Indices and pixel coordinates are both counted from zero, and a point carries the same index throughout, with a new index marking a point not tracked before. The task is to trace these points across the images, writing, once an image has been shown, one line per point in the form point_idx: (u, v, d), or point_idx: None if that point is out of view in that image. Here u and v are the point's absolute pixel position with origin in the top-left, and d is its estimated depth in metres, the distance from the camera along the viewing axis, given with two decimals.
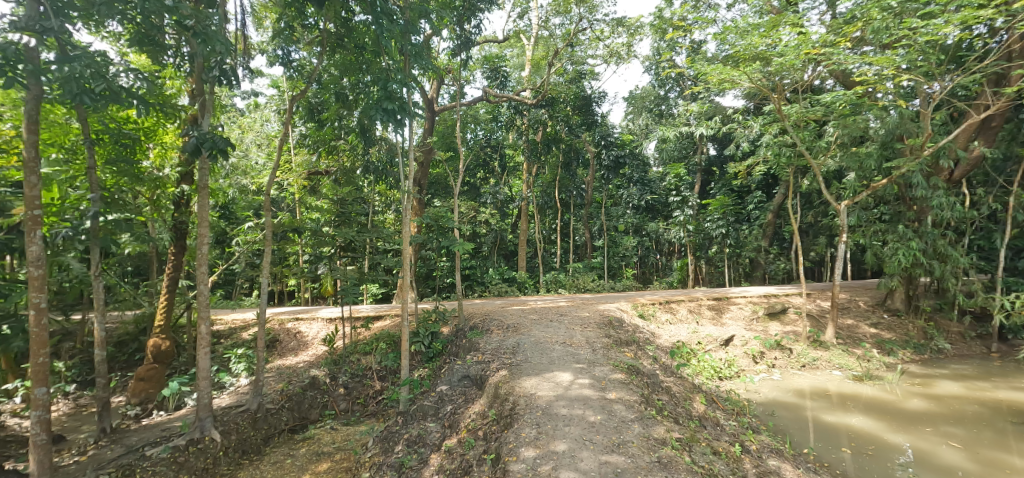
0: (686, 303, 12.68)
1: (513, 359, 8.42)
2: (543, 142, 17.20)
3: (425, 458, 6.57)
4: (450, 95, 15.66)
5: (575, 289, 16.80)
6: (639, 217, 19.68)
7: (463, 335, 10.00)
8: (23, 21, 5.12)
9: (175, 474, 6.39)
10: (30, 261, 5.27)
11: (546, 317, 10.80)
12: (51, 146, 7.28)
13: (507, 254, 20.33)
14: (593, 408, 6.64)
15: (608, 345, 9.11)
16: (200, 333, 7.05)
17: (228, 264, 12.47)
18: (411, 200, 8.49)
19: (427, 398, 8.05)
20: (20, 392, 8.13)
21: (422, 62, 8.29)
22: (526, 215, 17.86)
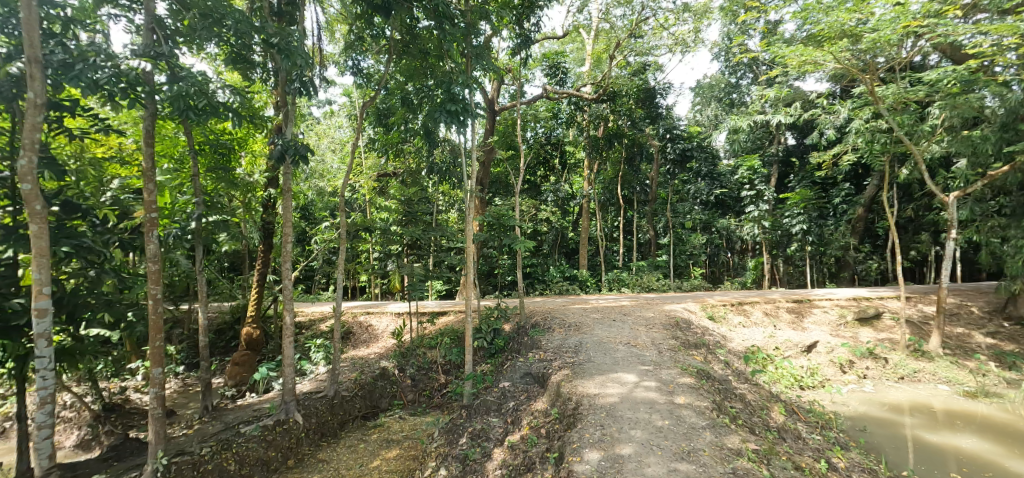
0: (761, 305, 12.11)
1: (576, 358, 8.44)
2: (604, 137, 16.95)
3: (488, 452, 6.74)
4: (510, 94, 15.88)
5: (639, 288, 16.48)
6: (707, 213, 19.07)
7: (525, 332, 10.15)
8: (141, 48, 5.77)
9: (266, 453, 6.92)
10: (148, 258, 5.91)
11: (609, 316, 10.72)
12: (163, 157, 8.28)
13: (568, 251, 20.35)
14: (661, 413, 6.56)
15: (675, 347, 8.90)
16: (286, 323, 7.57)
17: (308, 261, 13.36)
18: (473, 200, 8.68)
19: (490, 393, 8.28)
20: (140, 370, 9.39)
21: (483, 63, 8.61)
22: (588, 212, 17.78)
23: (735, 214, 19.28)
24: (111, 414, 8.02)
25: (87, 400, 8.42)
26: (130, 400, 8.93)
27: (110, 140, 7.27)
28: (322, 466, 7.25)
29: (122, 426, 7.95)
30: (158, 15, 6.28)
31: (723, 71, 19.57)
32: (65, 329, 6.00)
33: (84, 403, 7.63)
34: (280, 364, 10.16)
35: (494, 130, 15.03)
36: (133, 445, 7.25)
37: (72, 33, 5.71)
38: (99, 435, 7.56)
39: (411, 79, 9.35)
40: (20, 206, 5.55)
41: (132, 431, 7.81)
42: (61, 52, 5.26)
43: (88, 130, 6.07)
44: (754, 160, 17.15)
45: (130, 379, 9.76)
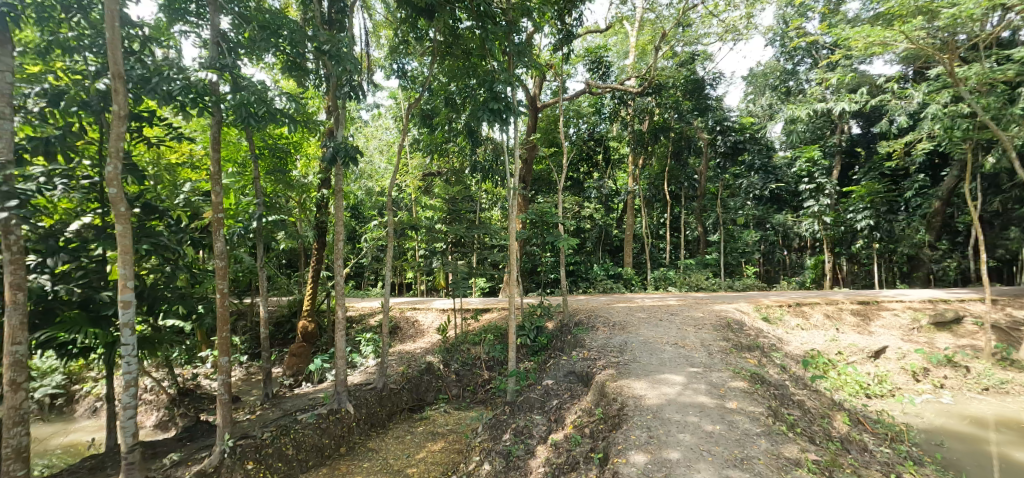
0: (822, 306, 11.58)
1: (621, 358, 8.38)
2: (650, 131, 16.64)
3: (532, 450, 6.82)
4: (552, 90, 15.83)
5: (688, 288, 16.04)
6: (762, 209, 18.40)
7: (568, 331, 10.15)
8: (208, 61, 6.22)
9: (321, 439, 7.30)
10: (216, 255, 6.33)
11: (656, 316, 10.57)
12: (228, 162, 8.85)
13: (612, 249, 20.15)
14: (711, 417, 6.44)
15: (726, 349, 8.67)
16: (338, 317, 7.91)
17: (359, 258, 13.85)
18: (516, 196, 8.74)
19: (534, 391, 8.35)
20: (209, 359, 10.07)
21: (524, 61, 8.65)
22: (633, 209, 17.50)
23: (792, 209, 18.43)
24: (185, 397, 8.71)
25: (164, 384, 9.14)
26: (201, 386, 9.61)
27: (182, 147, 7.85)
28: (371, 455, 7.55)
29: (193, 409, 8.58)
30: (221, 29, 6.71)
31: (778, 57, 18.75)
32: (145, 320, 6.55)
33: (162, 388, 8.29)
34: (333, 356, 10.62)
35: (536, 127, 15.05)
36: (204, 427, 7.79)
37: (149, 50, 6.22)
38: (175, 417, 8.24)
39: (455, 80, 9.53)
40: (108, 208, 6.11)
41: (202, 415, 8.41)
42: (141, 68, 5.75)
43: (164, 138, 6.60)
44: (813, 149, 16.27)
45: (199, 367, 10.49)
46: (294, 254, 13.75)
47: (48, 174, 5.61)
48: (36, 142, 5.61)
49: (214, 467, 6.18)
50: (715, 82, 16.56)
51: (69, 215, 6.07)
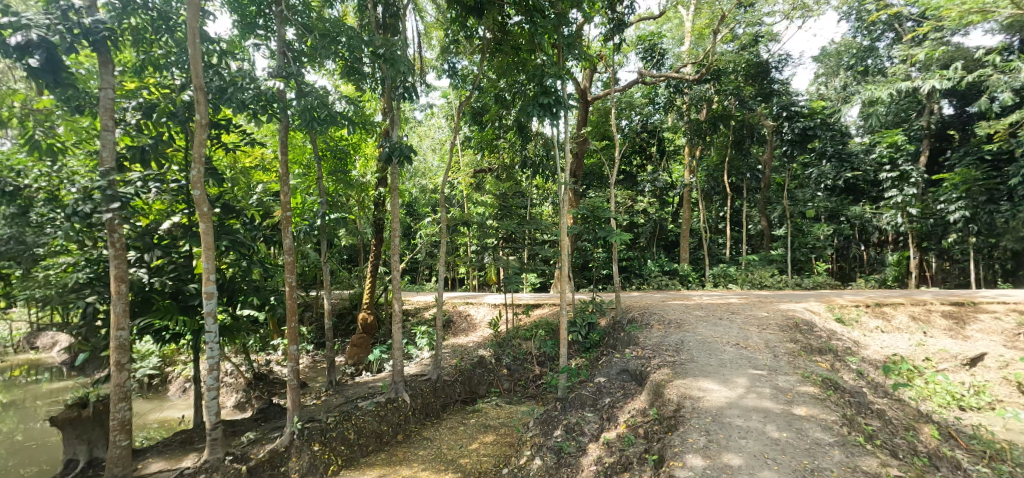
0: (907, 307, 10.66)
1: (677, 357, 8.22)
2: (708, 121, 16.04)
3: (583, 447, 6.84)
4: (603, 82, 15.63)
5: (749, 285, 15.31)
6: (836, 201, 17.06)
7: (621, 328, 10.05)
8: (275, 70, 6.63)
9: (379, 427, 7.65)
10: (285, 252, 6.74)
11: (714, 315, 10.24)
12: (295, 164, 9.42)
13: (667, 244, 19.72)
14: (777, 424, 6.22)
15: (793, 352, 8.29)
16: (395, 310, 8.23)
17: (414, 253, 14.29)
18: (567, 191, 8.74)
19: (585, 387, 8.37)
20: (281, 346, 10.82)
21: (574, 53, 8.51)
22: (689, 203, 16.99)
23: (871, 201, 17.08)
24: (260, 382, 9.43)
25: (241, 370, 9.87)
26: (273, 372, 10.33)
27: (253, 152, 8.45)
28: (426, 443, 7.83)
29: (267, 393, 9.28)
30: (287, 40, 7.15)
31: (853, 34, 17.53)
32: (226, 309, 7.12)
33: (240, 373, 8.99)
34: (390, 348, 11.06)
35: (587, 120, 14.95)
36: (276, 410, 8.41)
37: (225, 63, 6.72)
38: (251, 400, 8.94)
39: (503, 76, 9.67)
40: (192, 208, 6.67)
41: (274, 399, 9.02)
42: (218, 80, 6.24)
43: (239, 144, 7.13)
44: (897, 134, 15.42)
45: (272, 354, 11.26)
46: (355, 250, 14.36)
47: (143, 180, 6.20)
48: (133, 151, 6.23)
49: (284, 447, 6.62)
50: (782, 64, 15.56)
51: (162, 215, 6.67)
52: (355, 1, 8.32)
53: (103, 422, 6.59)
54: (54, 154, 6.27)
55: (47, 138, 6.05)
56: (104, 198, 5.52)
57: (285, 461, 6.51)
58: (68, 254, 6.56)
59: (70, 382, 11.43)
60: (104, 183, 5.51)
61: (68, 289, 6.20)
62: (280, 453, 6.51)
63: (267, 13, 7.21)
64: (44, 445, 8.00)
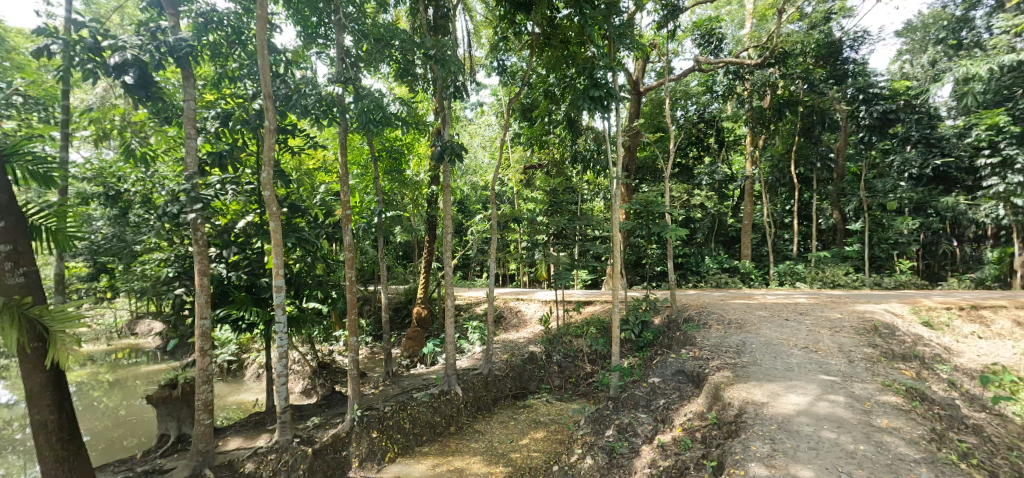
0: (1006, 311, 9.73)
1: (738, 359, 7.96)
2: (773, 107, 15.18)
3: (636, 449, 6.76)
4: (656, 71, 15.21)
5: (820, 284, 14.48)
6: (922, 192, 15.34)
7: (677, 327, 9.83)
8: (335, 75, 6.95)
9: (433, 417, 7.92)
10: (345, 248, 7.06)
11: (779, 315, 9.80)
12: (353, 165, 9.87)
13: (727, 240, 19.04)
14: (854, 435, 5.90)
15: (871, 357, 7.82)
16: (447, 305, 8.43)
17: (466, 249, 14.54)
18: (619, 185, 8.63)
19: (639, 388, 8.27)
20: (342, 338, 11.33)
21: (626, 42, 8.42)
22: (751, 196, 16.26)
23: (967, 191, 15.19)
24: (324, 371, 9.97)
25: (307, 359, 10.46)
26: (336, 362, 10.87)
27: (316, 154, 8.94)
28: (478, 436, 8.01)
29: (330, 382, 9.80)
30: (345, 47, 7.52)
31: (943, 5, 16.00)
32: (293, 302, 7.56)
33: (306, 362, 9.54)
34: (443, 341, 11.39)
35: (640, 111, 14.62)
36: (339, 398, 8.87)
37: (289, 71, 7.14)
38: (315, 388, 9.47)
39: (553, 71, 9.69)
40: (264, 208, 7.12)
41: (337, 389, 9.52)
42: (284, 87, 6.64)
43: (303, 147, 7.56)
44: (999, 114, 13.50)
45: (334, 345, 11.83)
46: (409, 246, 14.81)
47: (221, 183, 6.69)
48: (213, 156, 6.74)
49: (346, 433, 6.99)
50: (858, 42, 14.57)
51: (237, 215, 7.16)
52: (408, 5, 8.62)
53: (190, 402, 7.18)
54: (146, 161, 6.91)
55: (140, 146, 6.68)
56: (189, 200, 5.94)
57: (346, 446, 6.89)
58: (160, 250, 7.20)
59: (161, 366, 12.53)
60: (188, 186, 5.93)
61: (160, 282, 6.79)
62: (342, 438, 6.90)
63: (326, 23, 7.60)
64: (137, 424, 8.80)
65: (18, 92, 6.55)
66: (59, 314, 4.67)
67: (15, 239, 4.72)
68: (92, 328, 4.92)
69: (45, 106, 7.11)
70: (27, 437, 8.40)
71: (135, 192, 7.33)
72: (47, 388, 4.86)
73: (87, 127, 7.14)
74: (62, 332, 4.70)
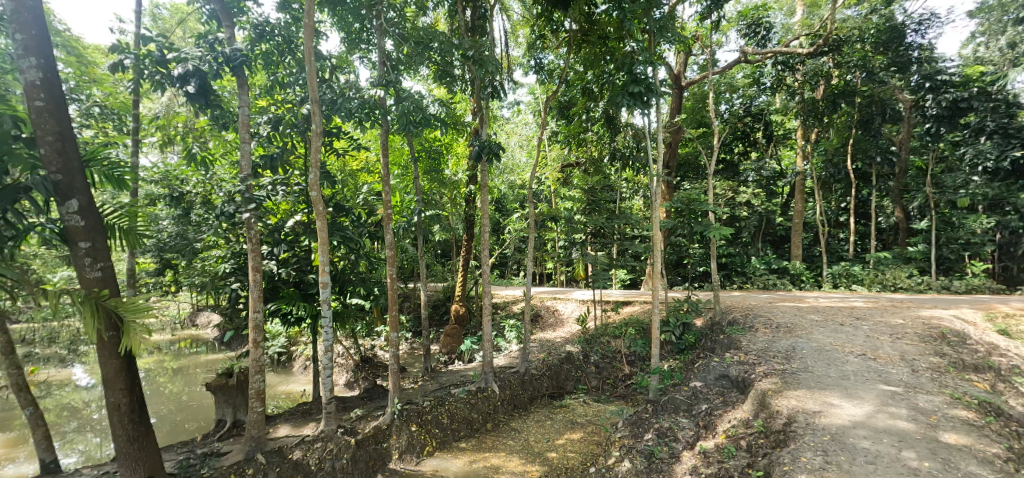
0: None
1: (788, 365, 7.71)
2: (826, 99, 14.36)
3: (677, 454, 6.66)
4: (699, 65, 14.75)
5: (877, 287, 13.77)
6: (998, 187, 13.84)
7: (720, 330, 9.61)
8: (377, 79, 7.16)
9: (470, 414, 8.06)
10: (387, 247, 7.26)
11: (833, 320, 9.39)
12: (395, 165, 10.16)
13: (775, 240, 18.39)
14: (919, 451, 5.61)
15: (938, 367, 7.39)
16: (485, 303, 8.53)
17: (503, 248, 14.65)
18: (659, 183, 8.51)
19: (680, 391, 8.16)
20: (384, 334, 11.64)
21: (666, 35, 8.28)
22: (802, 193, 15.61)
23: None
24: (367, 364, 10.29)
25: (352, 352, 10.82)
26: (378, 356, 11.20)
27: (358, 156, 9.26)
28: (515, 434, 8.08)
29: (373, 375, 10.14)
30: (386, 50, 7.73)
31: None
32: (338, 298, 7.88)
33: (350, 356, 9.87)
34: (481, 339, 11.52)
35: (681, 106, 14.27)
36: (380, 391, 9.15)
37: (335, 76, 7.42)
38: (359, 381, 9.80)
39: (591, 68, 9.63)
40: (311, 208, 7.41)
41: (379, 382, 9.80)
42: (330, 92, 6.91)
43: (348, 149, 7.84)
44: None
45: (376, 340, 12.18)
46: (449, 244, 15.04)
47: (272, 184, 7.03)
48: (264, 159, 7.08)
49: (386, 425, 7.20)
50: (925, 26, 13.52)
51: (287, 214, 7.48)
52: (446, 7, 8.76)
53: (245, 389, 7.55)
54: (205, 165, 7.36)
55: (201, 150, 7.12)
56: (244, 200, 6.24)
57: (387, 438, 7.10)
58: (218, 247, 7.64)
59: (218, 356, 13.24)
60: (243, 187, 6.21)
61: (218, 277, 7.19)
62: (383, 430, 7.10)
63: (368, 28, 7.83)
64: (195, 409, 9.35)
65: (95, 103, 7.13)
66: (132, 307, 4.99)
67: (93, 237, 5.09)
68: (161, 318, 5.21)
69: (118, 115, 7.72)
70: (101, 419, 9.08)
71: (196, 194, 8.04)
72: (122, 372, 5.23)
73: (154, 134, 7.70)
74: (134, 322, 5.02)
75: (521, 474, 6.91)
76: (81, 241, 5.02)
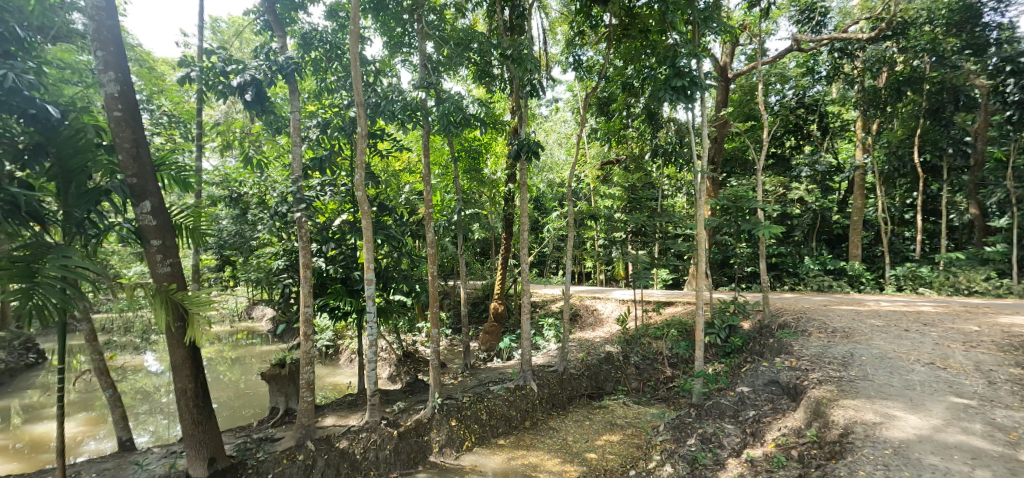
0: None
1: (845, 373, 7.35)
2: (889, 88, 13.36)
3: (721, 460, 6.51)
4: (747, 55, 14.15)
5: (948, 291, 12.74)
6: None
7: (769, 333, 9.28)
8: (419, 81, 7.34)
9: (508, 411, 8.15)
10: (429, 245, 7.39)
11: (897, 326, 8.91)
12: (435, 165, 10.37)
13: (831, 239, 16.93)
14: (997, 469, 5.20)
15: (1019, 379, 6.82)
16: (524, 301, 8.56)
17: (542, 246, 14.62)
18: (704, 180, 8.28)
19: (726, 396, 7.97)
20: (425, 330, 11.87)
21: (711, 25, 8.07)
22: (862, 189, 14.80)
23: None
24: (408, 359, 10.53)
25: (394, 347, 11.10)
26: (419, 352, 11.44)
27: (400, 156, 9.50)
28: (553, 433, 8.09)
29: (414, 370, 10.40)
30: (427, 53, 7.89)
31: None
32: (381, 294, 8.15)
33: (393, 351, 10.13)
34: (519, 337, 11.61)
35: (728, 99, 13.80)
36: (421, 385, 9.36)
37: (378, 80, 7.66)
38: (401, 375, 10.07)
39: (631, 63, 9.51)
40: (356, 207, 7.66)
41: (421, 377, 10.05)
42: (374, 95, 7.13)
43: (390, 150, 8.06)
44: None
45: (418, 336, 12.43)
46: (487, 243, 15.25)
47: (321, 185, 7.40)
48: (314, 161, 7.41)
49: (427, 419, 7.38)
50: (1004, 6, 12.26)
51: (334, 213, 7.78)
52: (485, 8, 8.90)
53: (296, 379, 7.90)
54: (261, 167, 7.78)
55: (257, 153, 7.54)
56: (295, 200, 6.51)
57: (428, 431, 7.28)
58: (272, 244, 8.03)
59: (271, 348, 13.87)
60: (295, 188, 6.50)
61: (273, 274, 7.55)
62: (424, 423, 7.30)
63: (409, 32, 8.02)
64: (250, 397, 9.84)
65: (163, 112, 7.67)
66: (196, 299, 5.28)
67: (163, 235, 5.48)
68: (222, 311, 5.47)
69: (183, 122, 8.26)
70: (169, 402, 9.71)
71: (252, 194, 8.26)
72: (188, 361, 5.57)
73: (215, 139, 8.17)
74: (199, 313, 5.28)
75: (559, 474, 6.91)
76: (153, 238, 5.40)
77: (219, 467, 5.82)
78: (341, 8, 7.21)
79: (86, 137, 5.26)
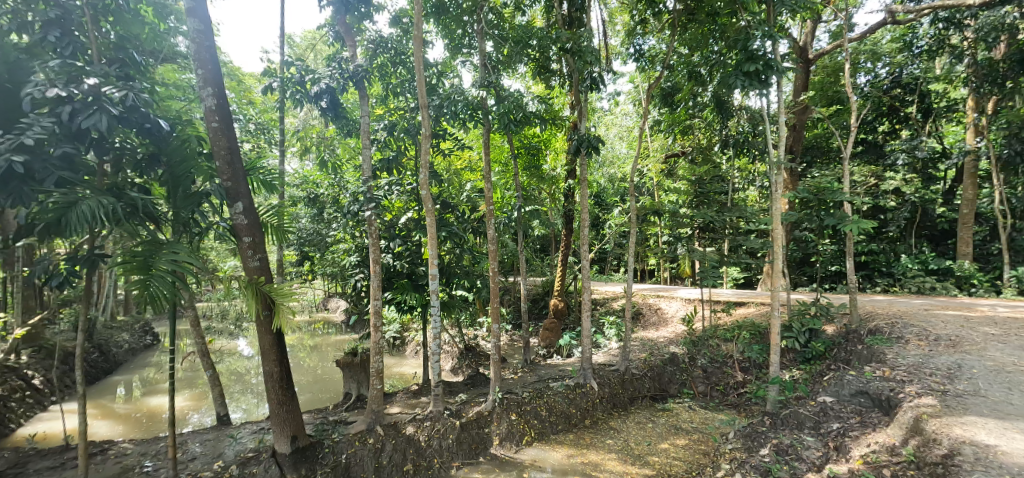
0: None
1: (948, 387, 6.70)
2: (1010, 59, 11.87)
3: (798, 473, 6.24)
4: (832, 32, 13.06)
5: None
6: None
7: (856, 339, 8.65)
8: (480, 80, 7.48)
9: (569, 408, 8.16)
10: (489, 242, 7.49)
11: (1015, 335, 8.04)
12: (496, 163, 10.55)
13: (933, 235, 15.15)
14: None
15: None
16: (585, 298, 8.49)
17: (604, 243, 14.41)
18: (780, 172, 7.81)
19: (806, 406, 7.59)
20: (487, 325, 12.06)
21: (789, 4, 7.56)
22: (973, 177, 13.36)
23: None
24: (471, 353, 10.77)
25: (458, 340, 11.38)
26: (481, 346, 11.68)
27: (462, 155, 9.76)
28: (613, 433, 7.98)
29: (476, 364, 10.67)
30: (487, 52, 8.04)
31: None
32: (446, 289, 8.43)
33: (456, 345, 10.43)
34: (580, 335, 11.57)
35: (809, 82, 12.89)
36: (483, 380, 9.56)
37: (439, 80, 7.89)
38: (464, 368, 10.33)
39: (696, 49, 9.17)
40: (421, 206, 7.96)
41: (482, 371, 10.28)
42: (437, 96, 7.34)
43: (453, 149, 8.26)
44: None
45: (481, 331, 12.68)
46: (547, 239, 15.34)
47: (388, 184, 7.69)
48: (382, 163, 7.83)
49: (488, 413, 7.56)
50: None
51: (400, 211, 8.10)
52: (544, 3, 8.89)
53: (367, 368, 8.34)
54: (334, 169, 8.30)
55: (331, 157, 8.03)
56: (365, 200, 6.85)
57: (488, 424, 7.46)
58: (346, 241, 8.49)
59: (343, 338, 14.65)
60: (365, 188, 6.83)
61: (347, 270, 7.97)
62: (485, 416, 7.46)
63: (469, 33, 8.18)
64: (326, 383, 10.46)
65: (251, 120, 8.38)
66: (281, 291, 5.69)
67: (253, 233, 5.92)
68: (303, 302, 5.86)
69: (267, 129, 8.96)
70: (258, 384, 10.54)
71: (328, 194, 8.76)
72: (274, 347, 6.03)
73: (294, 143, 8.74)
74: (284, 304, 5.70)
75: (621, 474, 6.83)
76: (245, 236, 5.85)
77: (301, 445, 6.29)
78: (405, 14, 7.54)
79: (190, 147, 5.82)
